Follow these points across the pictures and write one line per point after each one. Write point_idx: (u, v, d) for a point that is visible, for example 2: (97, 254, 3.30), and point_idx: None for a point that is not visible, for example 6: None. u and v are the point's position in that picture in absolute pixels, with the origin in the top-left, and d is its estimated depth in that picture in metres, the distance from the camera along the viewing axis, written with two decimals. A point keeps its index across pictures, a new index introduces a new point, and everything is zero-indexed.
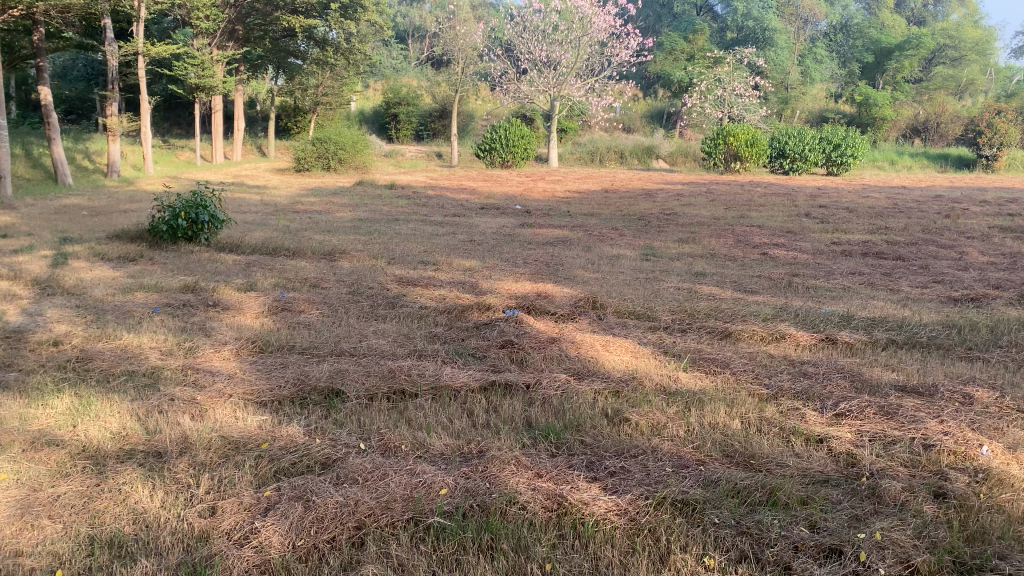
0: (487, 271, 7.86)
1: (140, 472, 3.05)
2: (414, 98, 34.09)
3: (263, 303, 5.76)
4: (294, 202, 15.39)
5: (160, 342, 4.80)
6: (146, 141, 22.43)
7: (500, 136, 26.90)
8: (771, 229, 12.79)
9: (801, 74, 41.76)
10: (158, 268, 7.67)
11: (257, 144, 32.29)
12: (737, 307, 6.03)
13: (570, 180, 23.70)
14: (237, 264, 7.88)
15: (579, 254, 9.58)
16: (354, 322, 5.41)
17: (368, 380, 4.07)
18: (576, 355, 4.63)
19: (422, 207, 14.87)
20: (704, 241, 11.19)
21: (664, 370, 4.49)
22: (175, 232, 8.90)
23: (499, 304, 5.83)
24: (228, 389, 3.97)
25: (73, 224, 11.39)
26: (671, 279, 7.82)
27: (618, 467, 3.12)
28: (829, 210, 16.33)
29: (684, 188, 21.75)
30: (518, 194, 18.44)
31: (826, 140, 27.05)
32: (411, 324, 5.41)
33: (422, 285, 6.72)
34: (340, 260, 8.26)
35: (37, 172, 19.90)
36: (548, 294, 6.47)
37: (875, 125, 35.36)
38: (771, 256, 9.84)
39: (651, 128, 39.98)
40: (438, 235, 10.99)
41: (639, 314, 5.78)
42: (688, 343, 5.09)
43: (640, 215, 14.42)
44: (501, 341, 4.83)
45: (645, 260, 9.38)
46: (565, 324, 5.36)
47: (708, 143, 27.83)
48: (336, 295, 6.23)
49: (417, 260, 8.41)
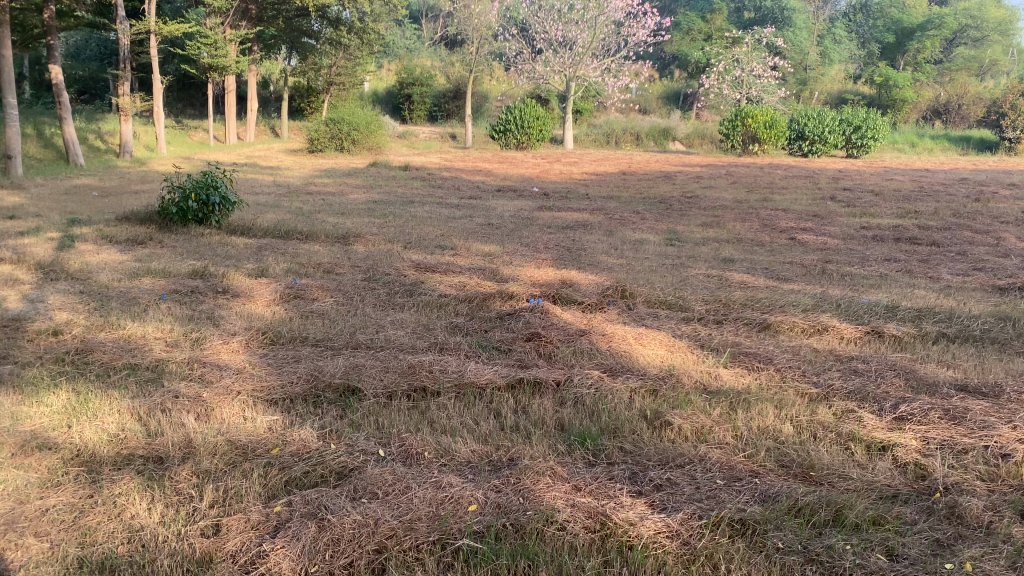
0: (507, 256, 7.55)
1: (137, 481, 2.78)
2: (428, 77, 33.70)
3: (275, 290, 5.46)
4: (307, 183, 15.12)
5: (165, 332, 4.53)
6: (159, 121, 22.16)
7: (514, 117, 26.52)
8: (797, 213, 12.41)
9: (819, 54, 41.05)
10: (167, 252, 7.40)
11: (270, 125, 32.00)
12: (774, 297, 5.70)
13: (586, 161, 23.33)
14: (248, 247, 7.61)
15: (600, 238, 9.26)
16: (370, 311, 5.12)
17: (386, 376, 3.78)
18: (607, 349, 4.32)
19: (437, 189, 14.57)
20: (729, 224, 10.84)
21: (704, 367, 4.17)
22: (185, 213, 8.61)
23: (522, 291, 5.51)
24: (236, 386, 3.68)
25: (82, 205, 11.14)
26: (699, 266, 7.50)
27: (664, 478, 2.83)
28: (854, 193, 15.90)
29: (703, 170, 21.35)
30: (534, 176, 18.10)
31: (846, 122, 26.41)
32: (429, 314, 5.10)
33: (440, 272, 6.43)
34: (355, 243, 7.98)
35: (47, 152, 19.67)
36: (573, 282, 6.17)
37: (895, 107, 34.73)
38: (800, 241, 9.47)
39: (667, 109, 39.39)
40: (455, 218, 10.68)
41: (671, 304, 5.45)
42: (725, 335, 4.77)
43: (660, 198, 14.06)
44: (527, 333, 4.53)
45: (670, 245, 9.06)
46: (594, 315, 5.04)
47: (726, 125, 27.35)
48: (351, 282, 5.93)
49: (434, 245, 8.10)
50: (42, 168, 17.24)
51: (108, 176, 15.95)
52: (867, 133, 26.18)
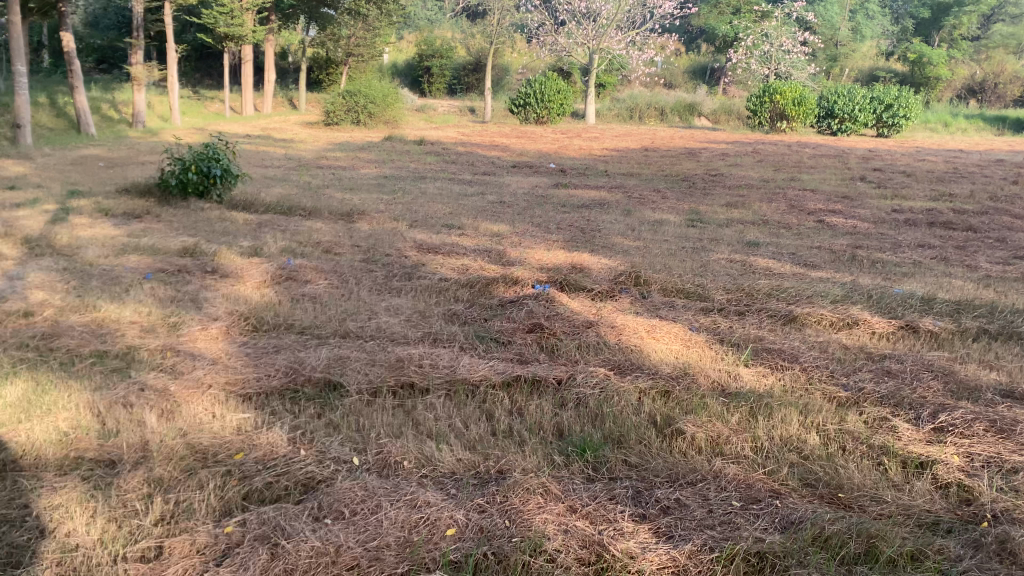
0: (517, 237, 7.20)
1: (79, 491, 2.47)
2: (448, 50, 33.18)
3: (267, 271, 5.15)
4: (319, 156, 14.82)
5: (143, 317, 4.24)
6: (174, 92, 21.90)
7: (535, 91, 26.03)
8: (825, 194, 11.95)
9: (850, 30, 40.03)
10: (164, 227, 7.12)
11: (289, 97, 31.68)
12: (801, 286, 5.31)
13: (608, 137, 22.85)
14: (248, 223, 7.31)
15: (617, 218, 8.90)
16: (365, 296, 4.80)
17: (372, 369, 3.45)
18: (617, 343, 3.98)
19: (452, 164, 14.25)
20: (753, 205, 10.43)
21: (721, 365, 3.82)
22: (185, 186, 8.32)
23: (528, 277, 5.18)
24: (208, 378, 3.37)
25: (87, 176, 10.92)
26: (719, 250, 7.12)
27: (672, 500, 2.50)
28: (885, 173, 15.36)
29: (728, 147, 20.84)
30: (553, 151, 17.74)
31: (877, 100, 25.65)
32: (428, 301, 4.78)
33: (445, 253, 6.09)
34: (359, 221, 7.66)
35: (60, 122, 19.47)
36: (584, 266, 5.81)
37: (928, 85, 33.86)
38: (828, 224, 9.05)
39: (693, 85, 38.67)
40: (467, 194, 10.34)
41: (689, 292, 5.09)
42: (745, 330, 4.42)
43: (683, 176, 13.62)
44: (530, 323, 4.19)
45: (690, 226, 8.68)
46: (604, 304, 4.69)
47: (753, 100, 26.69)
48: (349, 263, 5.61)
49: (442, 224, 7.77)
50: (55, 138, 17.05)
51: (120, 147, 15.74)
52: (899, 112, 25.43)
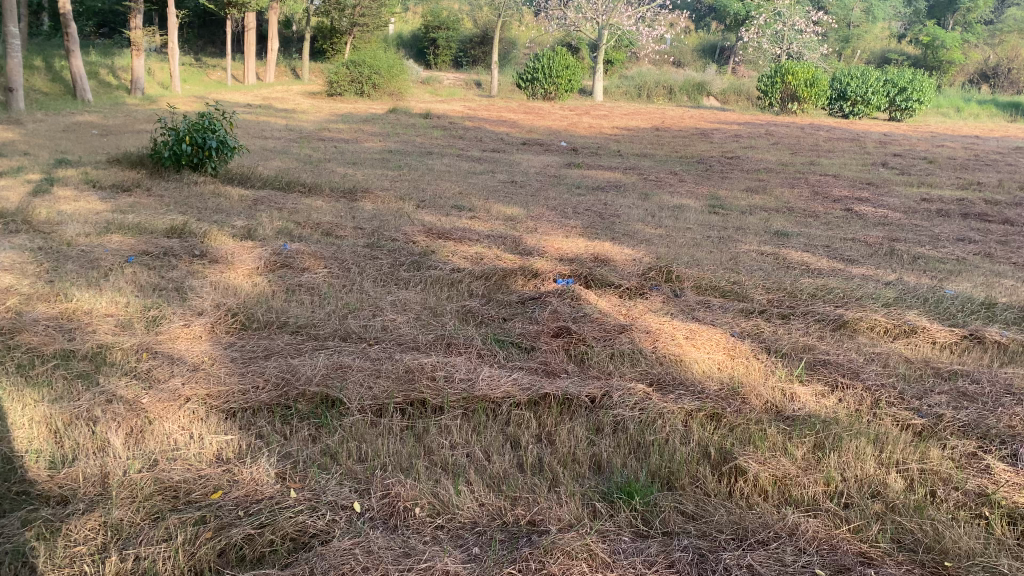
0: (532, 222, 6.72)
1: (18, 545, 2.00)
2: (454, 21, 32.40)
3: (260, 256, 4.66)
4: (320, 128, 14.27)
5: (120, 309, 3.76)
6: (173, 59, 21.27)
7: (543, 66, 25.36)
8: (849, 180, 11.45)
9: (863, 11, 39.24)
10: (153, 203, 6.62)
11: (291, 66, 30.99)
12: (846, 286, 4.84)
13: (618, 115, 22.31)
14: (243, 199, 6.83)
15: (635, 202, 8.44)
16: (368, 289, 4.32)
17: (376, 382, 2.98)
18: (655, 352, 3.51)
19: (459, 139, 13.74)
20: (775, 191, 9.95)
21: (774, 382, 3.36)
22: (178, 158, 7.81)
23: (549, 269, 4.71)
24: (186, 388, 2.90)
25: (77, 144, 10.40)
26: (747, 240, 6.64)
27: (743, 566, 2.04)
28: (906, 159, 14.84)
29: (741, 128, 20.32)
30: (561, 129, 17.21)
31: (890, 83, 25.02)
32: (439, 295, 4.31)
33: (455, 239, 5.61)
34: (362, 199, 7.18)
35: (55, 87, 18.88)
36: (607, 257, 5.35)
37: (941, 69, 33.11)
38: (857, 214, 8.57)
39: (702, 63, 37.97)
40: (476, 173, 9.85)
41: (726, 291, 4.62)
42: (792, 337, 3.96)
43: (698, 158, 13.13)
44: (555, 327, 3.72)
45: (711, 212, 8.21)
46: (634, 304, 4.22)
47: (765, 81, 26.05)
48: (351, 248, 5.12)
49: (451, 205, 7.29)
50: (48, 103, 16.48)
51: (114, 114, 15.17)
52: (913, 95, 24.80)
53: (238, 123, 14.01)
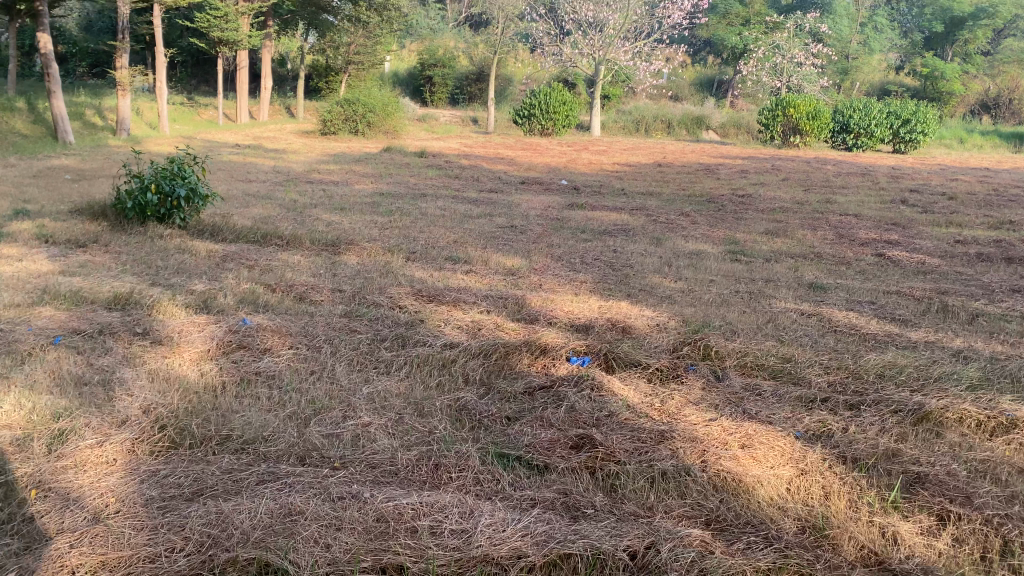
0: (537, 276, 5.97)
1: None
2: (451, 58, 32.04)
3: (212, 335, 3.86)
4: (309, 169, 13.59)
5: (18, 416, 2.95)
6: (161, 100, 20.67)
7: (539, 101, 24.80)
8: (872, 219, 10.73)
9: (860, 43, 38.97)
10: (107, 262, 5.85)
11: (285, 105, 30.48)
12: (915, 361, 4.05)
13: (617, 150, 21.69)
14: (210, 256, 6.08)
15: (648, 249, 7.71)
16: (342, 377, 3.53)
17: (338, 537, 2.18)
18: (706, 474, 2.72)
19: (455, 179, 13.06)
20: (797, 233, 9.24)
21: (865, 516, 2.55)
22: (143, 209, 7.05)
23: (560, 345, 3.91)
24: (72, 554, 2.09)
25: (44, 191, 9.65)
26: (780, 295, 5.86)
27: None
28: (925, 195, 14.11)
29: (747, 163, 19.69)
30: (561, 166, 16.58)
31: (894, 115, 24.37)
32: (428, 384, 3.52)
33: (450, 303, 4.83)
34: (345, 252, 6.44)
35: (37, 128, 18.25)
36: (626, 323, 4.57)
37: (940, 100, 32.65)
38: (890, 260, 7.81)
39: (701, 97, 37.56)
40: (473, 217, 9.12)
41: (776, 371, 3.84)
42: (871, 441, 3.17)
43: (708, 196, 12.44)
44: (575, 434, 2.92)
45: (733, 260, 7.47)
46: (669, 394, 3.43)
47: (766, 114, 25.46)
48: (325, 320, 4.33)
49: (445, 257, 6.53)
50: (28, 145, 15.80)
51: (94, 156, 14.49)
52: (916, 127, 24.14)
53: (222, 165, 13.33)
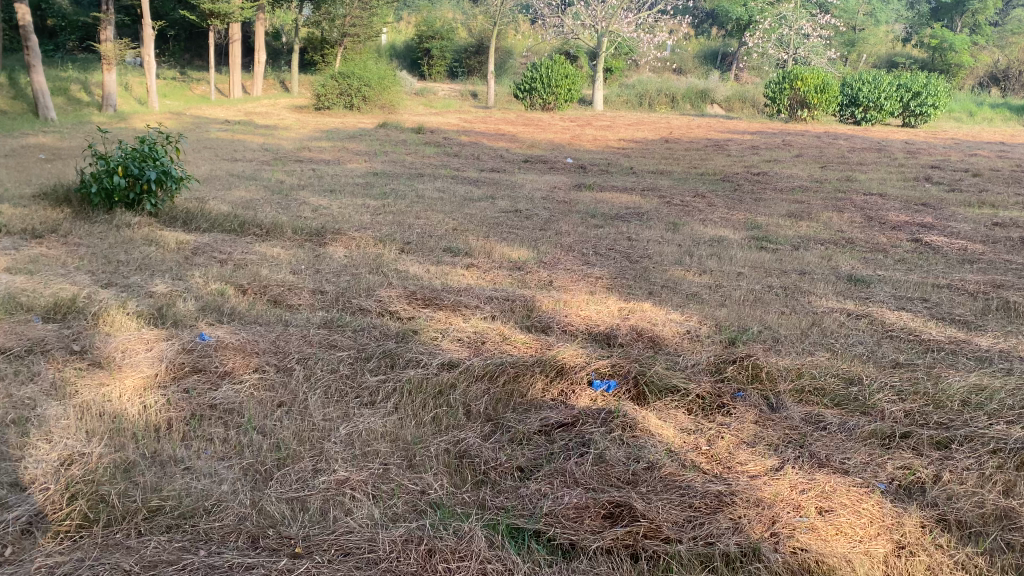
0: (546, 270, 5.32)
1: None
2: (449, 30, 31.11)
3: (162, 357, 3.20)
4: (299, 147, 12.87)
5: None
6: (150, 74, 19.83)
7: (541, 75, 23.97)
8: (897, 199, 10.07)
9: (867, 14, 38.02)
10: (62, 256, 5.18)
11: (279, 79, 29.63)
12: (1002, 380, 3.39)
13: (622, 125, 20.93)
14: (180, 249, 5.41)
15: (665, 235, 7.06)
16: (316, 412, 2.88)
17: None
18: (782, 555, 2.08)
19: (453, 157, 12.39)
20: (822, 215, 8.59)
21: None
22: (109, 194, 6.36)
23: (580, 364, 3.26)
24: None
25: (11, 172, 8.94)
26: (820, 291, 5.20)
27: None
28: (947, 172, 13.43)
29: (756, 138, 18.95)
30: (564, 142, 15.88)
31: (904, 88, 23.53)
32: (420, 420, 2.87)
33: (449, 308, 4.18)
34: (331, 243, 5.79)
35: (17, 104, 17.46)
36: (653, 332, 3.91)
37: (949, 72, 31.76)
38: (928, 246, 7.15)
39: (705, 69, 36.61)
40: (474, 199, 8.45)
41: (840, 398, 3.20)
42: (976, 494, 2.51)
43: (722, 174, 11.76)
44: (608, 499, 2.27)
45: (759, 248, 6.81)
46: (717, 433, 2.78)
47: (772, 87, 24.63)
48: (301, 331, 3.66)
49: (443, 247, 5.87)
50: (5, 122, 15.02)
51: (74, 135, 13.72)
52: (928, 100, 23.39)
53: (207, 143, 12.60)
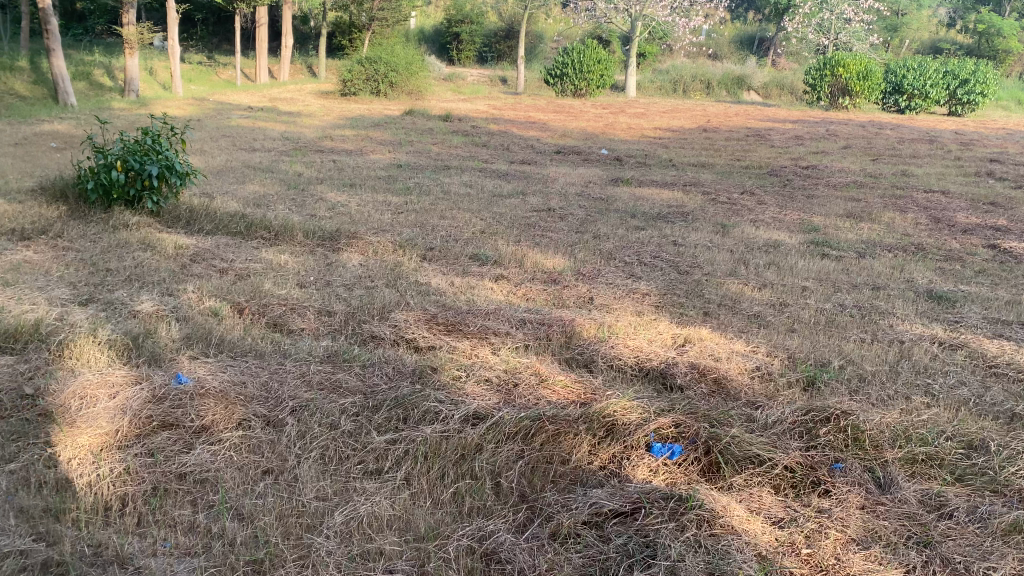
0: (586, 283, 4.71)
1: None
2: (479, 14, 30.33)
3: (124, 408, 2.62)
4: (321, 135, 12.31)
5: None
6: (174, 59, 19.39)
7: (572, 60, 23.20)
8: (962, 197, 9.28)
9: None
10: (47, 262, 4.65)
11: (306, 64, 29.14)
12: None
13: (656, 113, 20.14)
14: (178, 255, 4.86)
15: (715, 239, 6.40)
16: (306, 489, 2.29)
17: None
18: None
19: (482, 147, 11.77)
20: (884, 215, 7.86)
21: None
22: (106, 190, 5.83)
23: (636, 421, 2.65)
24: None
25: (17, 162, 8.48)
26: (900, 313, 4.53)
27: None
28: (1008, 165, 12.54)
29: (798, 128, 18.09)
30: (597, 130, 15.17)
31: (951, 75, 22.38)
32: (434, 505, 2.27)
33: (476, 335, 3.58)
34: (346, 249, 5.21)
35: (38, 89, 17.12)
36: (717, 371, 3.28)
37: (996, 58, 30.37)
38: (1008, 254, 6.42)
39: (742, 55, 35.49)
40: (504, 195, 7.84)
41: (961, 472, 2.56)
42: None
43: (769, 168, 11.02)
44: None
45: (820, 254, 6.13)
46: (818, 532, 2.15)
47: (812, 74, 23.64)
48: (299, 368, 3.08)
49: (469, 254, 5.26)
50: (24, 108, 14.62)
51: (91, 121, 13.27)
52: (976, 88, 22.22)
53: (225, 130, 12.10)
